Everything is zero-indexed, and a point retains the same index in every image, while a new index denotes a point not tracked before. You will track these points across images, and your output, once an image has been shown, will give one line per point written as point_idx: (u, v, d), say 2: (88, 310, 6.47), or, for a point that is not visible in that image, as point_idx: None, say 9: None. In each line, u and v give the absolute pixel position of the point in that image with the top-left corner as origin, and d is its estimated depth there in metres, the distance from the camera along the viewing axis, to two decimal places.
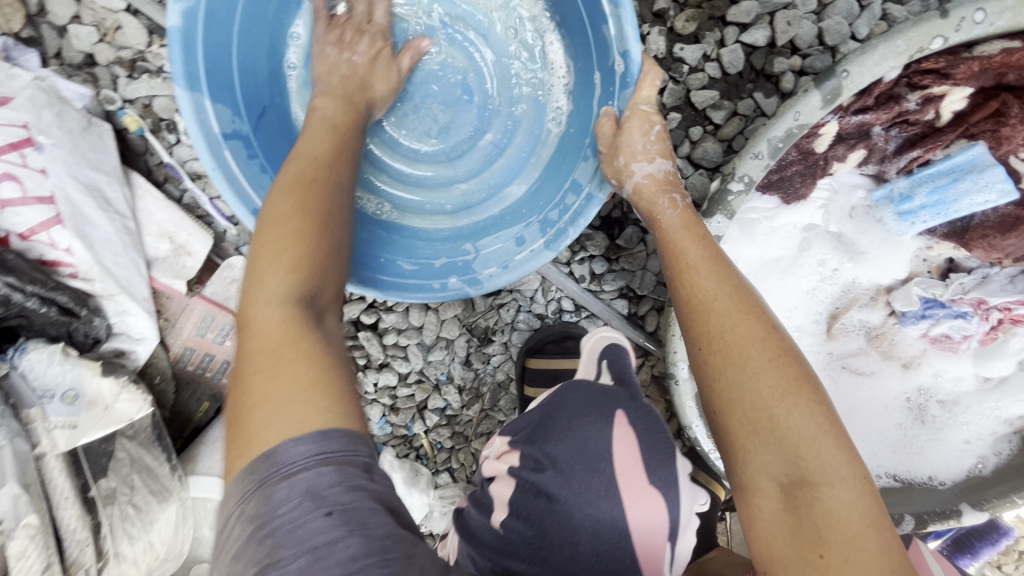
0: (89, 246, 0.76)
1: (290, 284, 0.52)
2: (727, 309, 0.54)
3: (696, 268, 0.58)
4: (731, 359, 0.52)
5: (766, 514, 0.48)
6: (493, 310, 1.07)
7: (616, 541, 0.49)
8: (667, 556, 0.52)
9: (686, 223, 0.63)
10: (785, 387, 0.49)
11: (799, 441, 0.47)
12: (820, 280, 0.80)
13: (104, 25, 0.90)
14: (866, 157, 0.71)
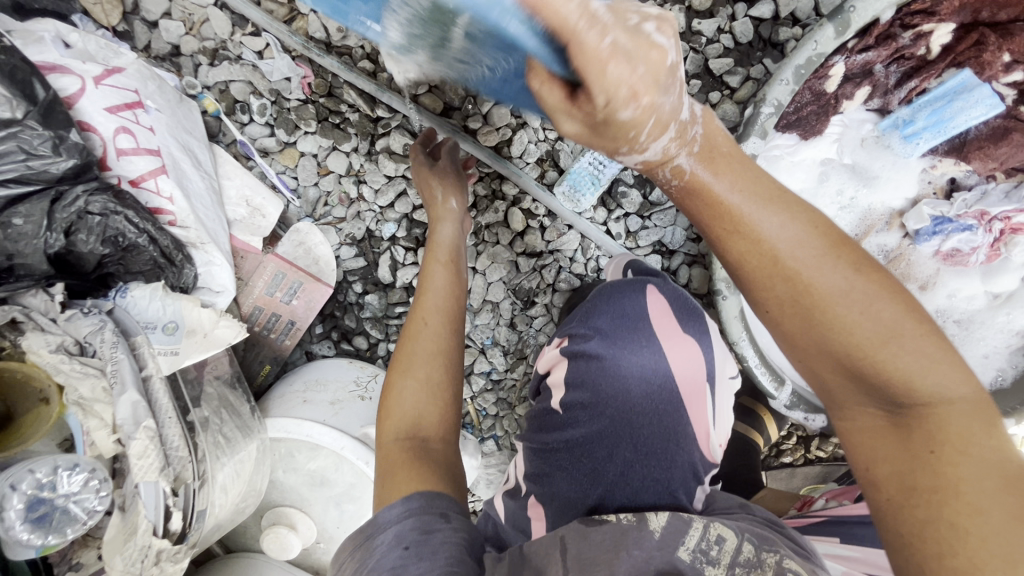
0: (186, 196, 0.85)
1: (452, 396, 0.71)
2: (810, 245, 0.51)
3: (755, 208, 0.52)
4: (822, 307, 0.50)
5: (869, 432, 0.52)
6: (536, 272, 1.14)
7: (662, 382, 0.65)
8: (708, 401, 0.67)
9: (711, 159, 0.55)
10: (896, 308, 0.49)
11: (912, 365, 0.49)
12: (840, 209, 0.90)
13: (191, 20, 1.00)
14: (870, 93, 0.83)
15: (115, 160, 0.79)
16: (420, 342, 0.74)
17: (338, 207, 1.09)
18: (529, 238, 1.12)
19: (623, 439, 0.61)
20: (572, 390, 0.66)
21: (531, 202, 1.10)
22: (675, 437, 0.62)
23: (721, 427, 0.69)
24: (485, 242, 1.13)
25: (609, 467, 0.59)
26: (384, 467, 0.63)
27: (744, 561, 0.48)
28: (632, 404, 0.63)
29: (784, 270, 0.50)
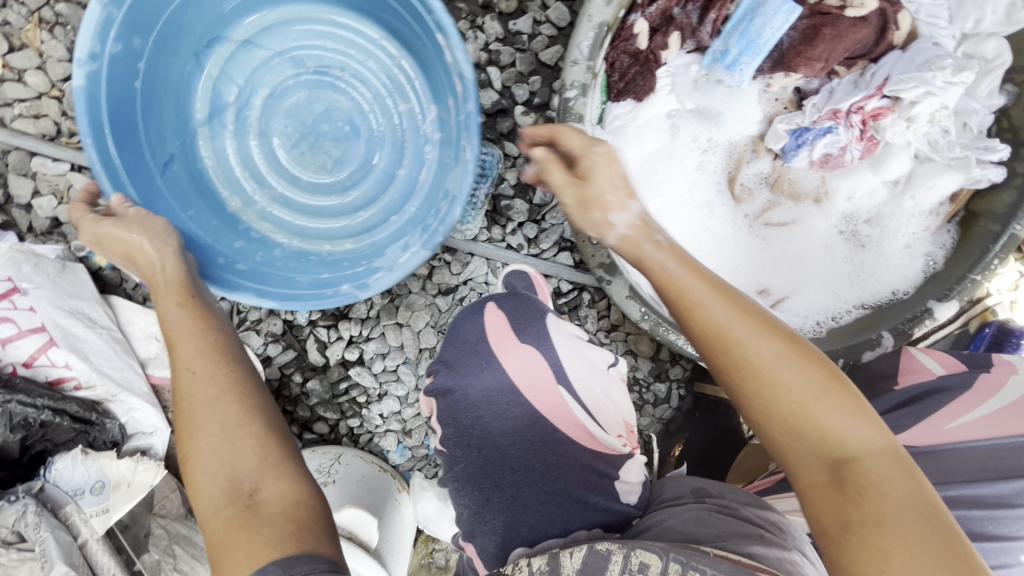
0: (84, 357, 0.88)
1: (261, 423, 0.62)
2: (746, 326, 0.52)
3: (707, 296, 0.54)
4: (767, 373, 0.50)
5: (810, 482, 0.49)
6: (457, 306, 1.14)
7: (511, 398, 0.70)
8: (573, 397, 0.71)
9: (678, 260, 0.58)
10: (816, 373, 0.49)
11: (836, 426, 0.48)
12: (703, 153, 0.88)
13: (59, 189, 1.04)
14: (681, 39, 0.82)
15: (3, 350, 0.84)
16: (195, 394, 0.63)
17: (251, 310, 1.11)
18: (438, 277, 1.12)
19: (514, 466, 0.68)
20: (451, 430, 0.71)
21: None
22: (555, 443, 0.69)
23: (608, 417, 0.72)
24: (399, 294, 1.13)
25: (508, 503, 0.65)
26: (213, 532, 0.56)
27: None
28: (501, 429, 0.69)
29: (728, 343, 0.51)
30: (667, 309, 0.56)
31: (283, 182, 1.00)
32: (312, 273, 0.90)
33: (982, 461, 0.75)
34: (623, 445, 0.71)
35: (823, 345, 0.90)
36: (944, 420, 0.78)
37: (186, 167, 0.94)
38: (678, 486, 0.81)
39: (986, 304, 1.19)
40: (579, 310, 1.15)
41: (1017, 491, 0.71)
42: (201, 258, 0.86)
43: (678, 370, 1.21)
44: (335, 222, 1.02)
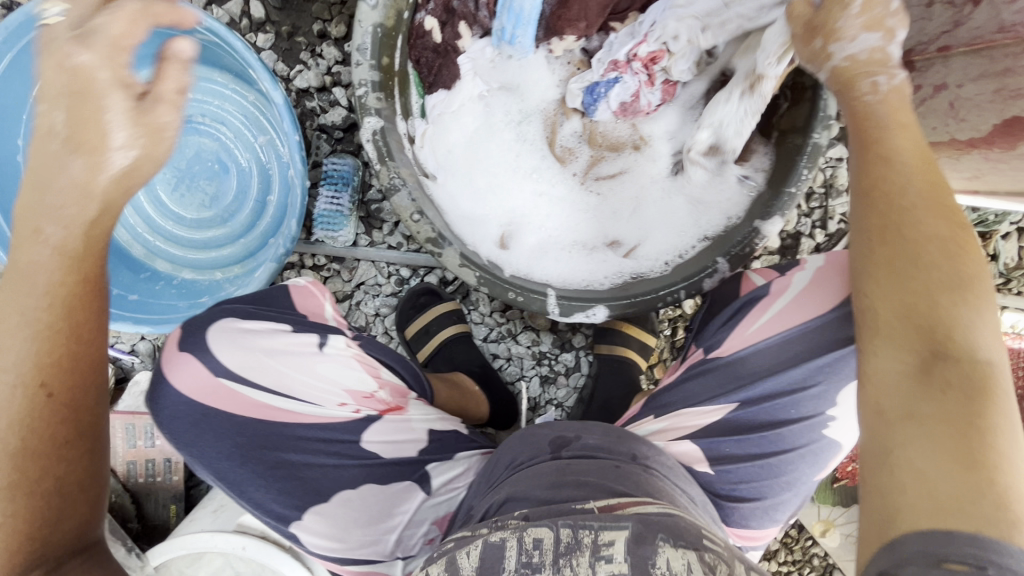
0: None
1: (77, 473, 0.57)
2: (918, 191, 0.58)
3: (934, 182, 0.60)
4: (930, 260, 0.55)
5: (891, 372, 0.54)
6: (355, 311, 1.21)
7: (189, 402, 0.76)
8: (264, 388, 0.79)
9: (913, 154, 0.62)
10: (972, 307, 0.53)
11: (961, 303, 0.53)
12: (519, 123, 0.97)
13: None
14: (470, 26, 0.91)
15: None
16: (39, 407, 0.55)
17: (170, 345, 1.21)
18: (331, 285, 1.19)
19: (227, 454, 0.76)
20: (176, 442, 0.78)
21: (312, 258, 1.18)
22: (248, 428, 0.77)
23: (321, 393, 0.82)
24: None
25: (248, 488, 0.78)
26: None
27: (564, 549, 0.60)
28: (191, 433, 0.76)
29: (955, 237, 0.57)
30: (907, 173, 0.61)
31: (170, 223, 1.12)
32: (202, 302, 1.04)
33: (775, 352, 0.92)
34: (351, 411, 0.82)
35: (668, 281, 0.94)
36: (749, 327, 0.95)
37: None
38: (535, 442, 0.84)
39: None
40: (470, 296, 1.23)
41: (809, 374, 0.88)
42: None
43: (580, 338, 1.26)
44: (222, 251, 1.13)
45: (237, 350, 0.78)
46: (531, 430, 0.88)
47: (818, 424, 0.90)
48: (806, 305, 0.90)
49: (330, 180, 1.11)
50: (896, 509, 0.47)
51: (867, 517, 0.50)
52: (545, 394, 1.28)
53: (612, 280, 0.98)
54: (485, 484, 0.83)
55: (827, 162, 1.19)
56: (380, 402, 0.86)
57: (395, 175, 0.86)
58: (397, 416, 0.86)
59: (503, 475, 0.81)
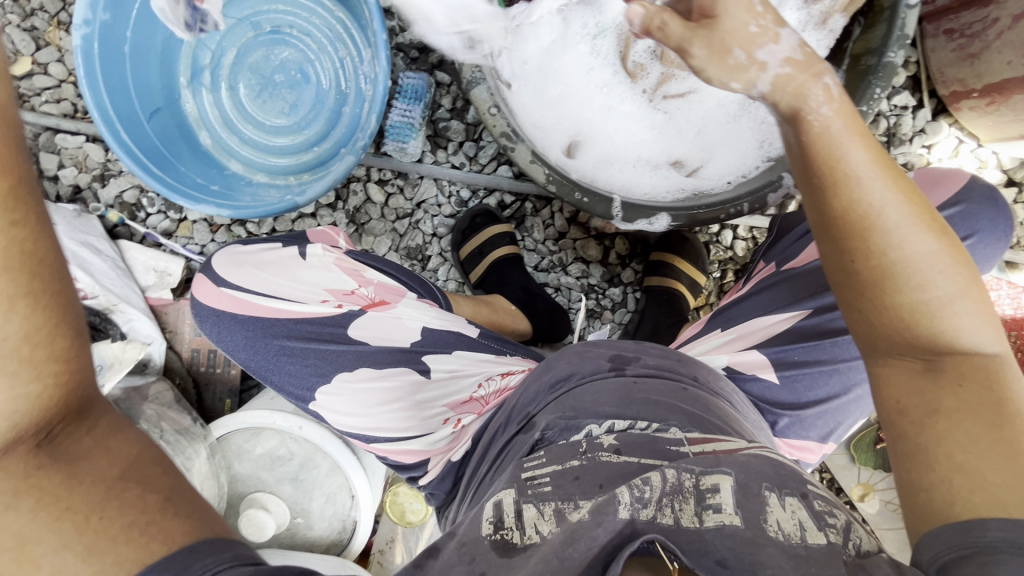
0: (90, 274, 1.05)
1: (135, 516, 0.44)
2: (901, 211, 0.57)
3: (866, 172, 0.58)
4: (913, 266, 0.57)
5: (905, 387, 0.59)
6: (414, 229, 1.26)
7: (211, 322, 0.93)
8: (257, 291, 0.92)
9: (845, 121, 0.59)
10: (961, 277, 0.58)
11: (932, 304, 0.57)
12: (594, 38, 1.00)
13: (80, 160, 1.25)
14: None
15: None
16: None
17: None
18: (394, 202, 1.24)
19: (246, 346, 0.91)
20: (214, 338, 0.95)
21: (378, 172, 1.23)
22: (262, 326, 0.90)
23: (305, 292, 0.94)
24: (362, 222, 1.25)
25: (270, 372, 0.92)
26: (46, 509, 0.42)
27: (669, 489, 0.57)
28: (225, 342, 0.92)
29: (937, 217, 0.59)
30: (818, 175, 0.59)
31: (251, 128, 1.20)
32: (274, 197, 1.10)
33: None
34: (333, 306, 0.93)
35: (733, 194, 0.95)
36: None
37: (171, 118, 1.15)
38: (595, 358, 0.84)
39: None
40: (525, 222, 1.27)
41: None
42: (180, 185, 1.07)
43: (629, 273, 1.28)
44: (296, 158, 1.19)
45: (236, 265, 0.94)
46: (583, 346, 0.88)
47: None
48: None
49: (404, 93, 1.16)
50: (959, 505, 0.51)
51: (916, 518, 0.54)
52: (590, 328, 1.30)
53: (673, 196, 1.00)
54: (537, 392, 0.83)
55: (892, 110, 1.19)
56: (363, 297, 0.95)
57: (477, 70, 0.90)
58: (381, 309, 0.94)
59: (562, 385, 0.81)
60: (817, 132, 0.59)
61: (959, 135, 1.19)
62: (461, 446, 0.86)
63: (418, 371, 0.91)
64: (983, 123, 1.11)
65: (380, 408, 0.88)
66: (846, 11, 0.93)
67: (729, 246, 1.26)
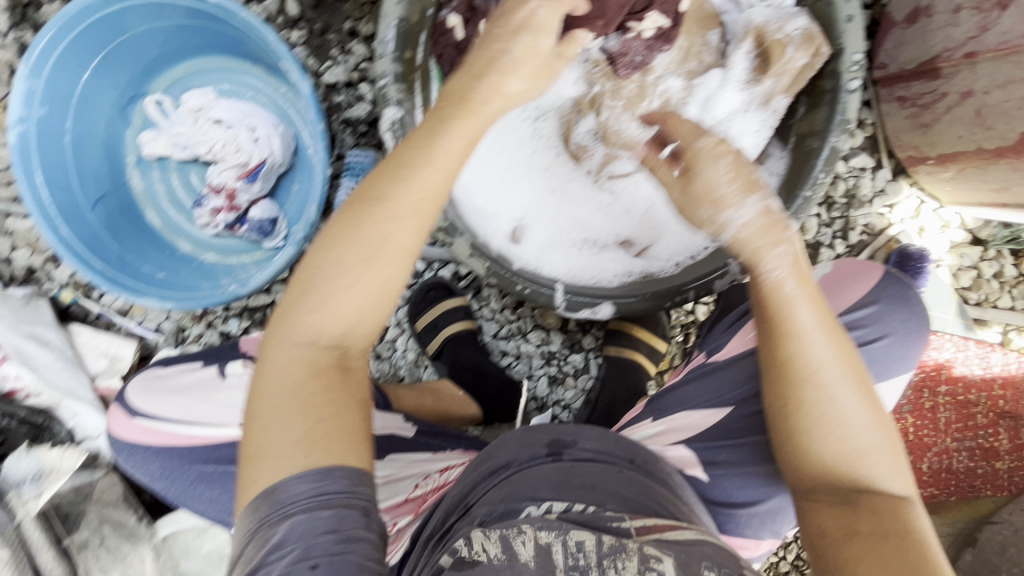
0: (33, 370, 1.04)
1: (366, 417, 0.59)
2: (840, 371, 0.68)
3: (812, 329, 0.68)
4: (839, 418, 0.67)
5: (828, 516, 0.68)
6: None
7: (128, 451, 0.93)
8: (175, 419, 0.93)
9: (801, 276, 0.70)
10: (877, 429, 0.68)
11: (851, 447, 0.67)
12: (535, 119, 0.98)
13: (32, 241, 1.23)
14: None
15: None
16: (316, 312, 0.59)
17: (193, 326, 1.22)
18: None
19: (162, 476, 0.92)
20: (130, 469, 0.96)
21: None
22: (183, 452, 0.91)
23: (223, 414, 0.93)
24: None
25: (191, 497, 0.92)
26: (244, 452, 0.56)
27: (609, 550, 0.62)
28: (146, 469, 0.93)
29: (866, 375, 0.69)
30: (767, 326, 0.70)
31: None
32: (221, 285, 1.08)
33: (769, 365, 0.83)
34: None
35: (679, 279, 0.92)
36: None
37: (117, 202, 1.13)
38: (532, 443, 0.82)
39: (888, 235, 1.18)
40: (481, 291, 1.25)
41: None
42: (123, 276, 1.05)
43: (589, 339, 1.26)
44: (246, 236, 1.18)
45: (148, 393, 0.95)
46: (525, 429, 0.86)
47: None
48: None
49: (352, 170, 1.15)
50: None
51: None
52: (553, 395, 1.27)
53: (620, 279, 0.99)
54: (475, 481, 0.81)
55: (850, 171, 1.17)
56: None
57: None
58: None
59: (500, 474, 0.79)
60: (774, 285, 0.70)
61: (920, 195, 1.17)
62: (399, 548, 0.83)
63: None
64: (941, 188, 1.09)
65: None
66: (790, 93, 0.89)
67: (690, 311, 1.24)
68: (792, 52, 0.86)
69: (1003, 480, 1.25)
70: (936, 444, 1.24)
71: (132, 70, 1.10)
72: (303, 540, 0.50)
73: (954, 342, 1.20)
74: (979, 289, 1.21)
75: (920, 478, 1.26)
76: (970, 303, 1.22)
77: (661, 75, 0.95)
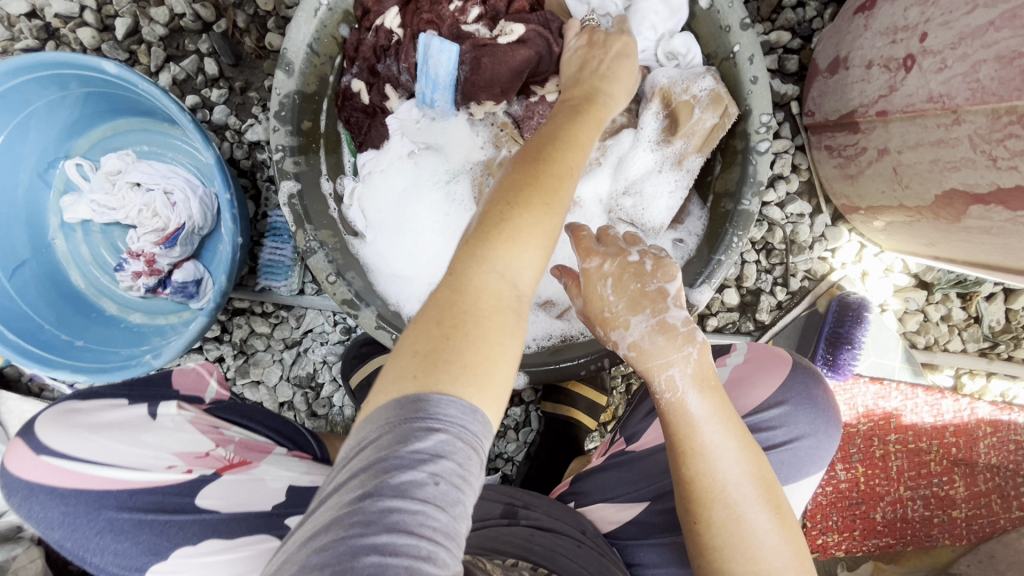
0: None
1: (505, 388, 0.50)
2: (750, 489, 0.63)
3: (718, 444, 0.63)
4: (748, 540, 0.62)
5: None
6: (302, 358, 1.22)
7: (25, 493, 0.81)
8: (86, 457, 0.82)
9: (704, 384, 0.65)
10: (789, 551, 0.63)
11: (762, 573, 0.62)
12: (448, 182, 0.96)
13: None
14: (395, 88, 0.92)
15: None
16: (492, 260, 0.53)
17: None
18: (279, 332, 1.20)
19: (63, 523, 0.79)
20: (20, 514, 0.81)
21: (260, 305, 1.19)
22: (98, 494, 0.80)
23: (149, 458, 0.86)
24: (250, 353, 1.22)
25: (92, 551, 0.80)
26: (435, 318, 0.50)
27: None
28: (42, 515, 0.80)
29: (777, 490, 0.65)
30: (671, 439, 0.65)
31: None
32: (141, 353, 1.06)
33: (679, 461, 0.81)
34: (182, 471, 0.85)
35: (594, 346, 0.90)
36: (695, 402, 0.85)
37: (39, 268, 1.12)
38: (489, 502, 0.84)
39: (830, 281, 1.15)
40: None
41: None
42: (40, 347, 1.04)
43: (529, 391, 1.23)
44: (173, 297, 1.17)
45: (64, 428, 0.84)
46: (482, 491, 0.88)
47: None
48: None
49: (276, 231, 1.14)
50: None
51: None
52: (495, 448, 1.25)
53: (541, 343, 0.97)
54: None
55: (788, 218, 1.13)
56: (219, 459, 0.90)
57: (313, 238, 0.86)
58: (240, 470, 0.90)
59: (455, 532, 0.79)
60: (676, 397, 0.65)
61: (861, 240, 1.13)
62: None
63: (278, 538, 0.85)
64: (879, 236, 1.05)
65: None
66: (702, 153, 0.87)
67: None
68: (699, 113, 0.84)
69: (961, 529, 1.20)
70: (890, 493, 1.20)
71: (50, 134, 1.09)
72: (435, 455, 0.43)
73: (902, 391, 1.16)
74: (927, 333, 1.17)
75: (874, 528, 1.21)
76: (918, 347, 1.18)
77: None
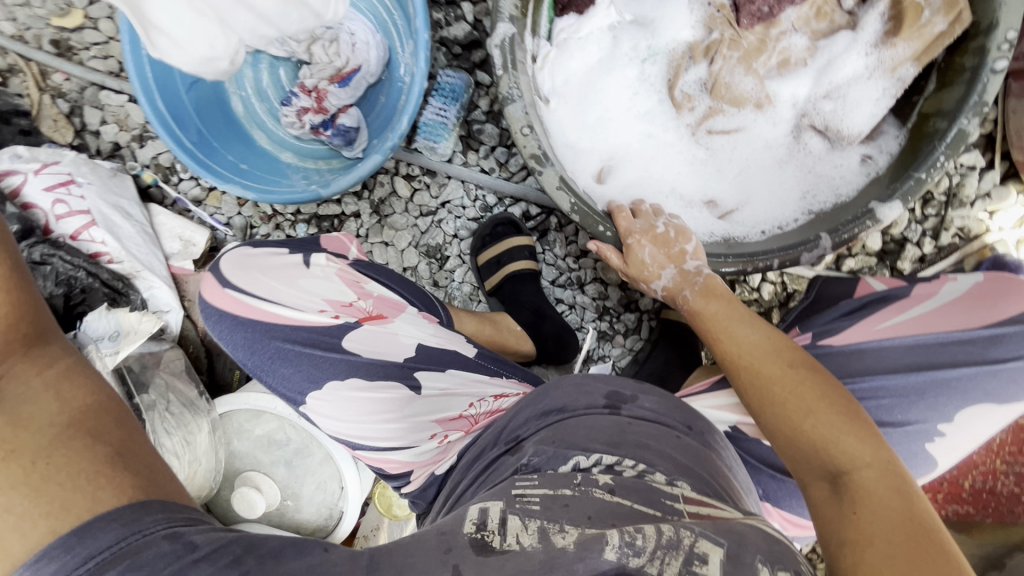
0: (117, 239, 1.09)
1: (89, 459, 0.48)
2: (758, 355, 0.76)
3: (729, 331, 0.80)
4: (773, 386, 0.72)
5: (820, 502, 0.65)
6: (435, 228, 1.24)
7: (216, 324, 0.92)
8: (258, 295, 0.90)
9: (704, 295, 0.85)
10: (809, 396, 0.70)
11: (799, 418, 0.69)
12: (643, 61, 0.96)
13: (122, 119, 1.27)
14: None
15: (59, 224, 1.06)
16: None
17: (262, 225, 1.26)
18: (419, 198, 1.22)
19: (244, 347, 0.90)
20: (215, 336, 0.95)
21: (407, 167, 1.21)
22: (268, 335, 0.88)
23: (304, 300, 0.90)
24: (386, 215, 1.24)
25: (266, 371, 0.91)
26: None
27: (663, 542, 0.50)
28: (229, 339, 0.91)
29: (792, 350, 0.76)
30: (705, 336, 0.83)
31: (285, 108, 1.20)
32: (299, 185, 1.08)
33: (902, 355, 0.83)
34: (329, 316, 0.89)
35: (767, 245, 0.89)
36: (878, 320, 0.86)
37: (208, 88, 1.15)
38: (591, 393, 0.82)
39: (983, 241, 1.12)
40: (547, 235, 1.24)
41: (924, 382, 0.80)
42: (209, 161, 1.07)
43: (647, 301, 1.25)
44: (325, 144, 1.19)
45: (241, 269, 0.92)
46: (581, 379, 0.86)
47: (924, 433, 0.81)
48: (946, 320, 0.85)
49: (442, 91, 1.16)
50: None
51: None
52: (600, 349, 1.26)
53: (702, 239, 0.94)
54: (528, 417, 0.82)
55: (958, 168, 1.11)
56: (360, 309, 0.92)
57: (516, 85, 0.85)
58: (378, 322, 0.91)
59: (555, 416, 0.79)
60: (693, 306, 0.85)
61: None
62: (447, 460, 0.87)
63: (410, 387, 0.88)
64: None
65: (373, 417, 0.86)
66: (919, 61, 0.85)
67: (755, 288, 1.21)
68: (930, 16, 0.82)
69: None
70: (985, 462, 1.23)
71: None
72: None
73: None
74: None
75: (958, 494, 1.26)
76: None
77: (786, 30, 0.91)
